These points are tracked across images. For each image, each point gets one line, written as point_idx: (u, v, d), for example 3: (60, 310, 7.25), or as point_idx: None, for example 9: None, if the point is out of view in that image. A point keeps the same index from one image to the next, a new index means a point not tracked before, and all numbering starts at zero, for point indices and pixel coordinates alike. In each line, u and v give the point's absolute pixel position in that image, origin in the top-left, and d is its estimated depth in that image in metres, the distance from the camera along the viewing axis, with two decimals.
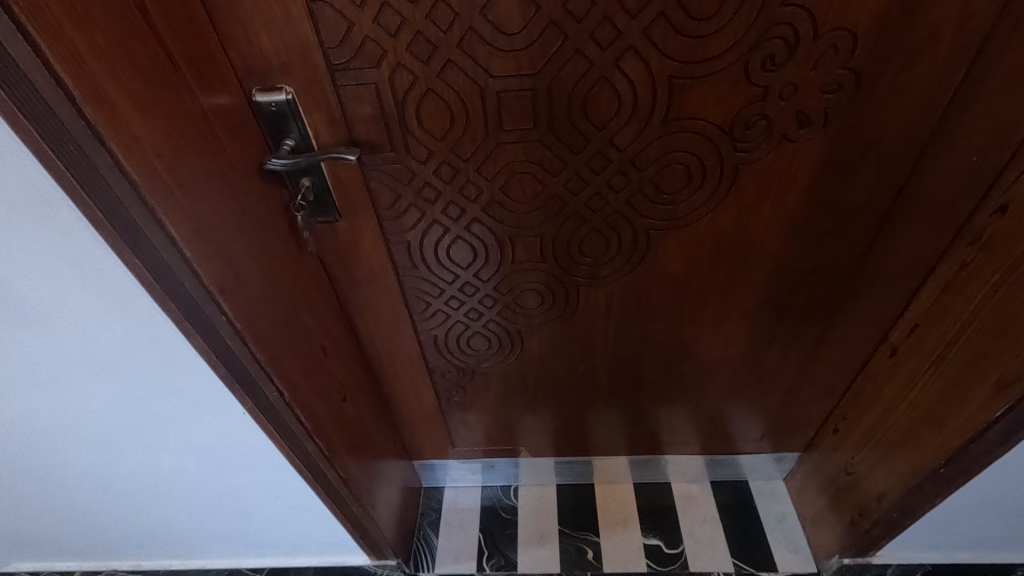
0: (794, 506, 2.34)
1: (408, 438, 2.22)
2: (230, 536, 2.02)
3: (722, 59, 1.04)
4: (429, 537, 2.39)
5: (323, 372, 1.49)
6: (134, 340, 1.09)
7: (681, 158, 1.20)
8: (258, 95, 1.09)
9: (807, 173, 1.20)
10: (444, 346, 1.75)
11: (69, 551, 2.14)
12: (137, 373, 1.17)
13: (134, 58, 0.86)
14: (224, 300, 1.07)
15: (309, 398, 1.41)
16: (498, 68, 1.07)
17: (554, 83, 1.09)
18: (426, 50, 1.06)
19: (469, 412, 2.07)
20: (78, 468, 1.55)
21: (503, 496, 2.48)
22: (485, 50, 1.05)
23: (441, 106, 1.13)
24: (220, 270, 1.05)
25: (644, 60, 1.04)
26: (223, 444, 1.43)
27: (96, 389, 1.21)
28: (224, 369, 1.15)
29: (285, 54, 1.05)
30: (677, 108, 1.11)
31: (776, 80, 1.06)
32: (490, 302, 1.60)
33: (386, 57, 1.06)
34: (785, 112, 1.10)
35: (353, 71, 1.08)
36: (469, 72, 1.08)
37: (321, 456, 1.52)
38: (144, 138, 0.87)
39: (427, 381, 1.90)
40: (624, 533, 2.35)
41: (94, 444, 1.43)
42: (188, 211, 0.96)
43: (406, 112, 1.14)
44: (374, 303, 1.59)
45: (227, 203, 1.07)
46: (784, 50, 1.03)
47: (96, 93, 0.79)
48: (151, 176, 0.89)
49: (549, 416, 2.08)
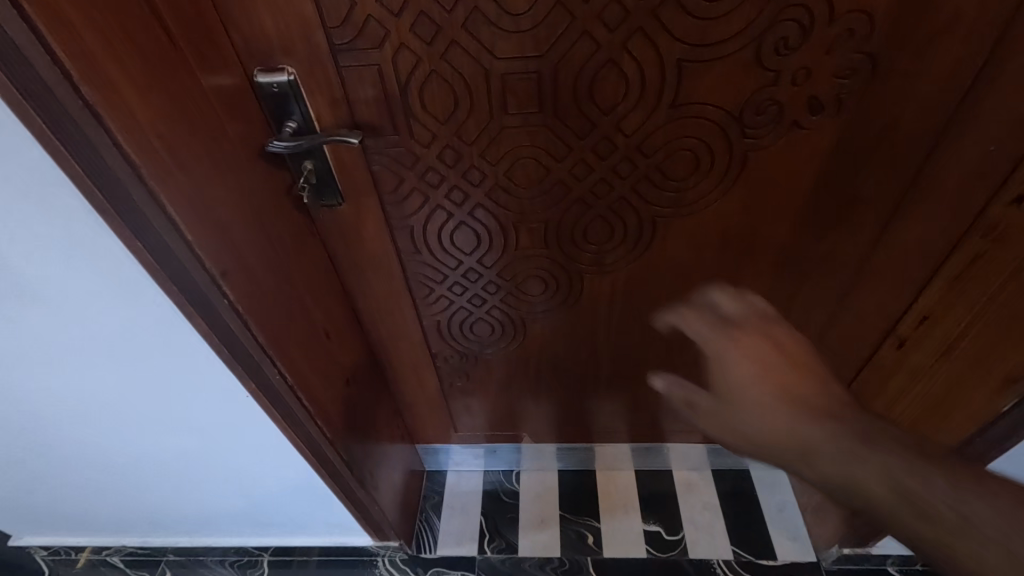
0: (794, 496, 2.37)
1: (411, 422, 2.23)
2: (236, 515, 2.05)
3: (733, 42, 1.01)
4: (432, 519, 2.41)
5: (325, 355, 1.49)
6: (138, 323, 1.09)
7: (689, 144, 1.17)
8: (259, 76, 1.07)
9: (817, 161, 1.18)
10: (447, 332, 1.75)
11: (79, 528, 2.18)
12: (143, 354, 1.18)
13: (133, 36, 0.84)
14: (226, 284, 1.06)
15: (312, 382, 1.42)
16: (503, 50, 1.05)
17: (560, 65, 1.06)
18: (430, 31, 1.04)
19: (472, 398, 2.07)
20: (86, 446, 1.57)
21: (505, 480, 2.49)
22: (490, 31, 1.03)
23: (445, 88, 1.11)
24: (222, 254, 1.04)
25: (653, 43, 1.02)
26: (228, 425, 1.45)
27: (104, 368, 1.23)
28: (227, 353, 1.15)
29: (288, 34, 1.03)
30: (686, 93, 1.09)
31: (788, 64, 1.03)
32: (493, 288, 1.59)
33: (389, 37, 1.04)
34: (797, 98, 1.08)
35: (356, 52, 1.06)
36: (473, 54, 1.06)
37: (324, 440, 1.52)
38: (143, 119, 0.85)
39: (430, 366, 1.90)
40: (625, 519, 2.36)
41: (102, 422, 1.45)
42: (190, 195, 0.96)
43: (409, 94, 1.13)
44: (378, 287, 1.59)
45: (229, 186, 1.06)
46: (798, 33, 1.00)
47: (96, 74, 0.78)
48: (153, 159, 0.88)
49: (551, 402, 2.09)
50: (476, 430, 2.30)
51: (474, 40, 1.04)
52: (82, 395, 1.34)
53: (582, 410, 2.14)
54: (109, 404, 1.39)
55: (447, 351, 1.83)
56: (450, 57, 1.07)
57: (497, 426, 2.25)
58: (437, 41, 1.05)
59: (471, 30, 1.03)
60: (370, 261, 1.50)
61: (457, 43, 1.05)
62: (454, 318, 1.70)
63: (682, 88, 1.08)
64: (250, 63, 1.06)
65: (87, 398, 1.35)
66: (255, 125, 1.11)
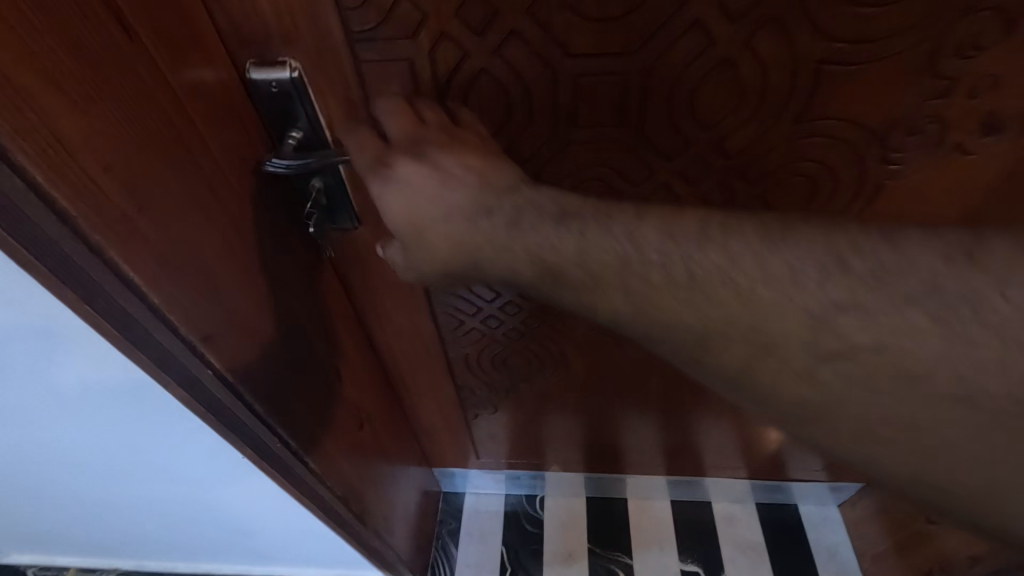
0: (848, 538, 2.13)
1: (427, 448, 2.01)
2: (237, 550, 1.84)
3: (902, 38, 0.74)
4: (448, 546, 2.16)
5: (334, 400, 1.25)
6: (113, 375, 0.87)
7: (810, 168, 0.91)
8: (254, 71, 0.80)
9: (977, 192, 0.90)
10: (475, 364, 1.51)
11: (65, 552, 1.98)
12: (122, 405, 0.97)
13: (62, 19, 0.56)
14: (208, 348, 0.82)
15: (319, 433, 1.18)
16: (579, 45, 0.78)
17: (654, 65, 0.80)
18: (482, 17, 0.77)
19: (498, 427, 1.85)
20: (60, 492, 1.35)
21: (526, 504, 2.24)
22: (564, 19, 0.76)
23: (497, 91, 0.85)
24: (202, 311, 0.80)
25: (787, 38, 0.75)
26: (223, 475, 1.23)
27: (78, 419, 1.01)
28: (215, 420, 0.93)
29: (292, 18, 0.76)
30: (820, 106, 0.81)
31: (971, 69, 0.76)
32: (534, 321, 1.36)
33: (426, 23, 0.78)
34: (972, 113, 0.80)
35: (381, 42, 0.81)
36: (539, 48, 0.79)
37: (334, 498, 1.30)
38: (78, 146, 0.59)
39: (453, 397, 1.67)
40: (659, 556, 2.11)
41: (78, 470, 1.24)
42: (154, 240, 0.70)
43: (449, 98, 0.87)
44: (396, 318, 1.35)
45: (215, 218, 0.80)
46: (998, 29, 0.72)
47: (13, 97, 0.53)
48: (96, 200, 0.62)
49: (585, 431, 1.86)
50: (498, 456, 2.07)
51: (543, 31, 0.78)
52: (48, 446, 1.12)
53: (617, 440, 1.91)
54: (86, 455, 1.17)
55: (474, 382, 1.60)
56: (507, 52, 0.81)
57: (521, 452, 2.02)
58: (490, 29, 0.78)
59: (538, 17, 0.76)
60: (389, 291, 1.26)
61: (519, 34, 0.79)
62: (486, 349, 1.46)
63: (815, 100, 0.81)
64: (241, 56, 0.79)
65: (58, 448, 1.14)
66: (252, 137, 0.85)
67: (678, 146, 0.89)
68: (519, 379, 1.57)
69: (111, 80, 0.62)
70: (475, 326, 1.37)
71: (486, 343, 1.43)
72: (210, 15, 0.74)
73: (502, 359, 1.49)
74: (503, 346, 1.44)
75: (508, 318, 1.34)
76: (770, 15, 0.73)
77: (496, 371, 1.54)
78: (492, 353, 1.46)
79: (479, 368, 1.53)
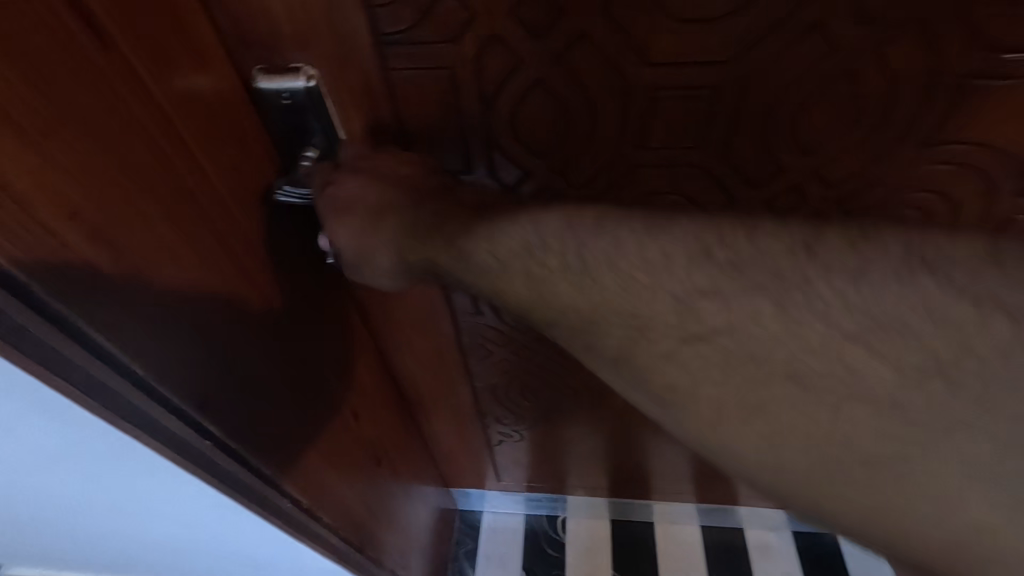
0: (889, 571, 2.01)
1: (444, 469, 1.94)
2: None
3: None
4: (464, 568, 2.09)
5: (348, 438, 1.17)
6: (84, 444, 0.76)
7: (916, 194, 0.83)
8: (263, 81, 0.70)
9: None
10: (499, 391, 1.47)
11: None
12: (95, 475, 0.84)
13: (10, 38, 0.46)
14: (194, 408, 0.73)
15: (331, 477, 1.10)
16: (660, 51, 0.69)
17: (750, 77, 0.71)
18: (544, 18, 0.68)
19: (519, 451, 1.79)
20: (39, 551, 1.22)
21: (549, 527, 2.17)
22: (646, 19, 0.67)
23: (554, 104, 0.77)
24: (189, 366, 0.70)
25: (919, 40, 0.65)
26: (215, 546, 1.09)
27: (46, 487, 0.89)
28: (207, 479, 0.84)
29: (314, 16, 0.66)
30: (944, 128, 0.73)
31: None
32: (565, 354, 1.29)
33: (473, 26, 0.69)
34: None
35: (419, 48, 0.71)
36: (610, 55, 0.71)
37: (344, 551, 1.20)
38: (31, 191, 0.50)
39: (473, 417, 1.62)
40: None
41: (55, 533, 1.11)
42: (129, 293, 0.61)
43: (496, 114, 0.78)
44: (420, 351, 1.29)
45: (212, 255, 0.71)
46: None
47: None
48: (52, 253, 0.52)
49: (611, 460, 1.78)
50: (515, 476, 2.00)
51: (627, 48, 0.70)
52: (20, 512, 1.00)
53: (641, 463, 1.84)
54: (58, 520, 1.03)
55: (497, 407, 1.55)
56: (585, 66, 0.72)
57: (542, 475, 1.95)
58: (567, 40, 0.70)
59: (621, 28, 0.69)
60: (417, 325, 1.21)
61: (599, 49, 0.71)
62: (512, 379, 1.41)
63: (926, 114, 0.71)
64: (249, 60, 0.69)
65: (30, 514, 1.01)
66: (254, 157, 0.75)
67: (767, 174, 0.82)
68: (543, 408, 1.53)
69: (82, 102, 0.52)
70: (507, 358, 1.33)
71: (515, 375, 1.39)
72: (206, 14, 0.64)
73: (528, 389, 1.44)
74: (532, 379, 1.40)
75: (539, 353, 1.30)
76: (917, 14, 0.63)
77: (520, 400, 1.49)
78: (519, 384, 1.43)
79: (502, 394, 1.49)
